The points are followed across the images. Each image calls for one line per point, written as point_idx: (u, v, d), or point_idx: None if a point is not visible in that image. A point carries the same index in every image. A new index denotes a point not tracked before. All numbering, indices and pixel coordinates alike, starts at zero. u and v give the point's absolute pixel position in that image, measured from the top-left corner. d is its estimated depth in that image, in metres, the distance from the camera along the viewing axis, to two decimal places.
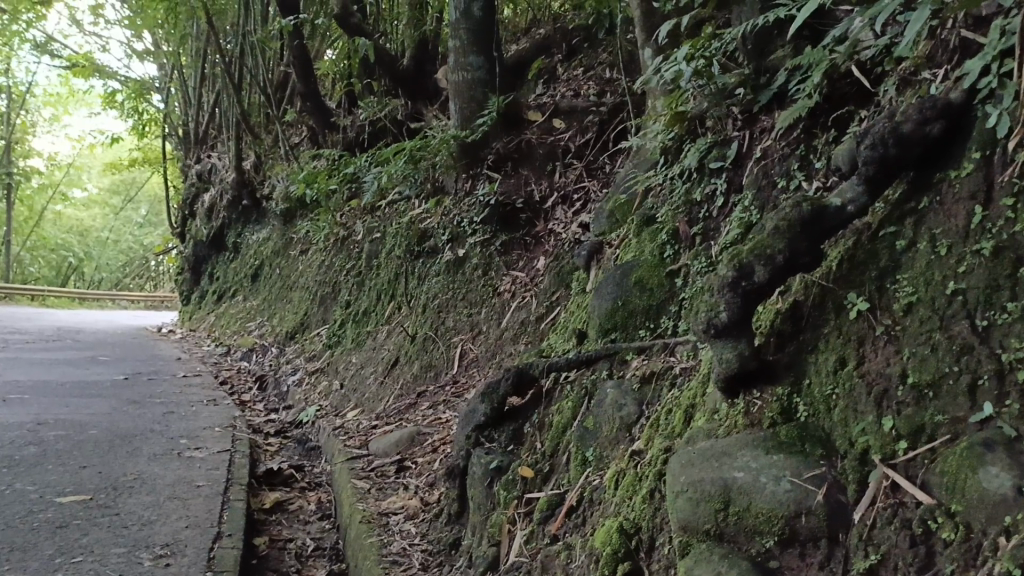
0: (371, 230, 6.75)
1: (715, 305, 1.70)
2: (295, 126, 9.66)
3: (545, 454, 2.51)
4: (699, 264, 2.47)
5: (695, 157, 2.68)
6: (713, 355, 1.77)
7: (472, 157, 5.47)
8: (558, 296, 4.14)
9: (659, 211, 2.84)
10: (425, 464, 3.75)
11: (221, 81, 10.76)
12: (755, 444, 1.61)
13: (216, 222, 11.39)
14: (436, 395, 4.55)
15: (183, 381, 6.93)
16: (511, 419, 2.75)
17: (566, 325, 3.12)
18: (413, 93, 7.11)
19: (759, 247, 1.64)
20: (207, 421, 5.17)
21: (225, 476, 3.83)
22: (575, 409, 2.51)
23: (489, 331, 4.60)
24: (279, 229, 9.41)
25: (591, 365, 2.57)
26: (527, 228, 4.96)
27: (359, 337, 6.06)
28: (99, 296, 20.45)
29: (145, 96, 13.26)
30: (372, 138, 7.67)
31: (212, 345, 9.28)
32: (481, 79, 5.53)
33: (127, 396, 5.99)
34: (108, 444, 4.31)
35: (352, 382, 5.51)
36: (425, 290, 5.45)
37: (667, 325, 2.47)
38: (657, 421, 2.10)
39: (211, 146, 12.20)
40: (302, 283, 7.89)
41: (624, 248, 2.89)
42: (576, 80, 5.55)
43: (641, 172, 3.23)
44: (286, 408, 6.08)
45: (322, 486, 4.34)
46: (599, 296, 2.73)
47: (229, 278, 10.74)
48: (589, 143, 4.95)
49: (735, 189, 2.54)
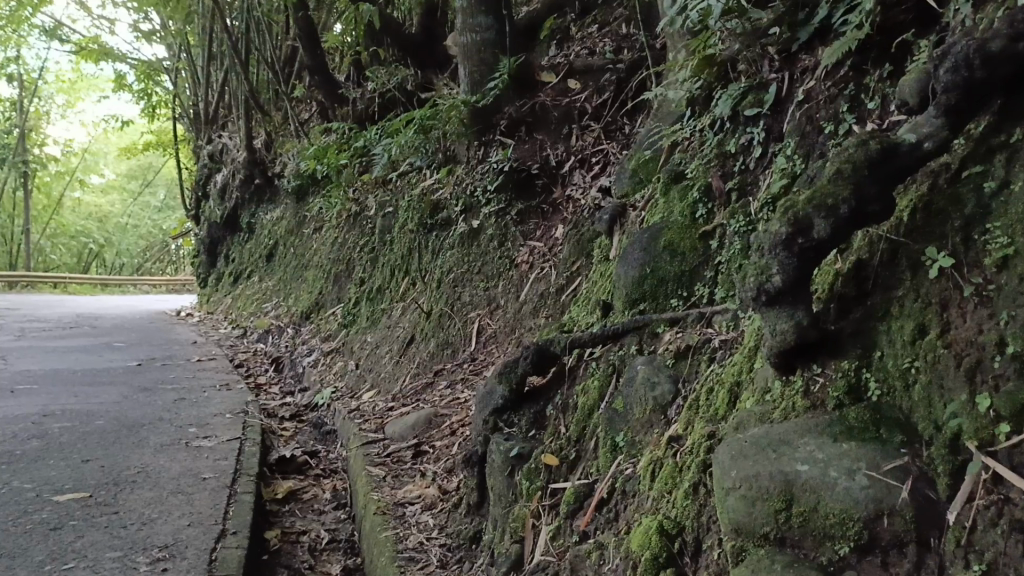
0: (382, 204, 6.51)
1: (766, 268, 1.42)
2: (304, 102, 9.40)
3: (571, 439, 2.27)
4: (738, 223, 2.21)
5: (727, 104, 2.40)
6: (765, 325, 1.50)
7: (484, 124, 5.19)
8: (578, 266, 3.90)
9: (687, 167, 2.58)
10: (444, 448, 3.53)
11: (228, 58, 10.50)
12: (819, 430, 1.35)
13: (229, 203, 11.19)
14: (454, 374, 4.33)
15: (197, 366, 6.76)
16: (532, 400, 2.51)
17: (590, 296, 2.87)
18: (422, 62, 6.88)
19: (816, 197, 1.37)
20: (218, 407, 4.98)
21: (233, 467, 3.63)
22: (602, 389, 2.26)
23: (507, 305, 4.37)
24: (292, 207, 9.19)
25: (618, 340, 2.32)
26: (543, 195, 4.70)
27: (374, 315, 5.85)
28: (121, 281, 20.43)
29: (154, 78, 13.01)
30: (381, 111, 7.40)
31: (229, 328, 9.12)
32: (491, 40, 5.26)
33: (139, 383, 5.81)
34: (114, 436, 4.12)
35: (368, 362, 5.31)
36: (439, 264, 5.21)
37: (702, 293, 2.22)
38: (695, 401, 1.86)
39: (222, 125, 11.97)
40: (316, 262, 7.68)
41: (650, 209, 2.62)
42: (591, 38, 5.24)
43: (666, 126, 2.96)
44: (302, 390, 5.89)
45: (338, 473, 4.15)
46: (624, 263, 2.47)
47: (245, 259, 10.56)
48: (606, 103, 4.66)
49: (774, 138, 2.27)
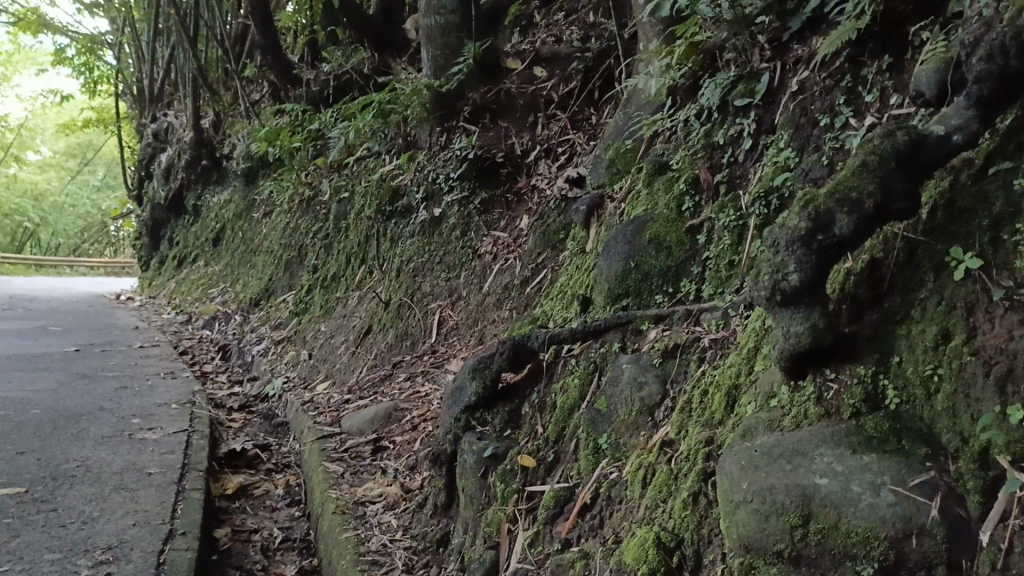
0: (337, 189, 6.31)
1: (782, 266, 1.33)
2: (255, 82, 9.11)
3: (548, 440, 2.17)
4: (727, 218, 2.13)
5: (716, 96, 2.33)
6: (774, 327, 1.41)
7: (448, 109, 5.05)
8: (544, 258, 3.81)
9: (671, 158, 2.48)
10: (405, 444, 3.40)
11: (176, 34, 10.11)
12: (837, 440, 1.26)
13: (174, 184, 10.81)
14: (413, 366, 4.20)
15: (140, 353, 6.48)
16: (506, 398, 2.39)
17: (565, 290, 2.76)
18: (379, 45, 6.66)
19: (839, 190, 1.29)
20: (163, 397, 4.75)
21: (180, 461, 3.44)
22: (583, 388, 2.16)
23: (469, 296, 4.24)
24: (241, 190, 8.90)
25: (599, 337, 2.23)
26: (508, 184, 4.58)
27: (328, 304, 5.66)
28: (57, 262, 19.68)
29: (97, 53, 12.48)
30: (337, 94, 7.18)
31: (172, 313, 8.80)
32: (453, 23, 5.10)
33: (77, 370, 5.53)
34: (51, 426, 3.89)
35: (321, 352, 5.13)
36: (398, 253, 5.06)
37: (689, 290, 2.14)
38: (686, 403, 1.77)
39: (168, 104, 11.55)
40: (266, 247, 7.44)
41: (631, 202, 2.53)
42: (557, 26, 5.12)
43: (646, 116, 2.86)
44: (251, 380, 5.68)
45: (291, 468, 3.98)
46: (606, 257, 2.37)
47: (190, 243, 10.21)
48: (573, 92, 4.55)
49: (765, 130, 2.20)
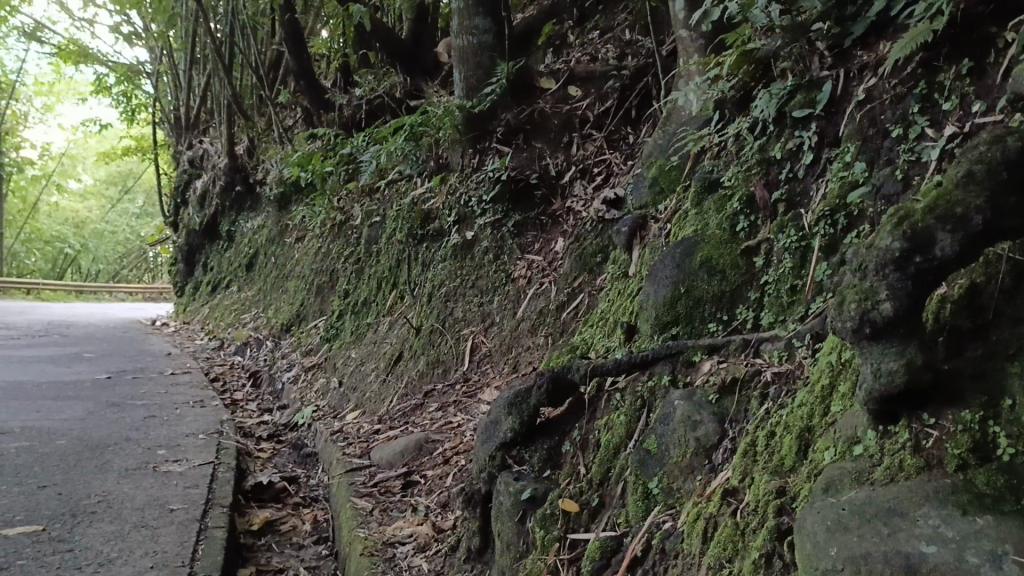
0: (369, 214, 6.21)
1: (872, 293, 1.16)
2: (288, 107, 9.09)
3: (592, 482, 1.98)
4: (788, 238, 1.95)
5: (772, 107, 2.14)
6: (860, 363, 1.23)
7: (480, 131, 4.90)
8: (581, 282, 3.65)
9: (723, 175, 2.31)
10: (437, 479, 3.23)
11: (211, 62, 10.16)
12: (942, 498, 1.07)
13: (209, 210, 10.82)
14: (445, 396, 4.03)
15: (170, 380, 6.39)
16: (546, 434, 2.20)
17: (607, 318, 2.58)
18: (411, 69, 6.57)
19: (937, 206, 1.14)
20: (191, 427, 4.63)
21: (204, 497, 3.30)
22: (630, 426, 1.97)
23: (503, 323, 4.08)
24: (274, 215, 8.85)
25: (647, 368, 2.05)
26: (542, 207, 4.41)
27: (358, 330, 5.54)
28: (96, 288, 19.91)
29: (135, 81, 12.58)
30: (369, 117, 7.10)
31: (205, 339, 8.76)
32: (486, 43, 4.98)
33: (106, 398, 5.44)
34: (75, 458, 3.78)
35: (351, 379, 5.00)
36: (430, 277, 4.91)
37: (746, 318, 1.95)
38: (747, 444, 1.58)
39: (203, 131, 11.59)
40: (297, 272, 7.36)
41: (678, 222, 2.35)
42: (592, 44, 4.96)
43: (691, 132, 2.69)
44: (281, 408, 5.56)
45: (319, 502, 3.82)
46: (653, 282, 2.19)
47: (224, 268, 10.20)
48: (609, 111, 4.39)
49: (827, 143, 2.01)
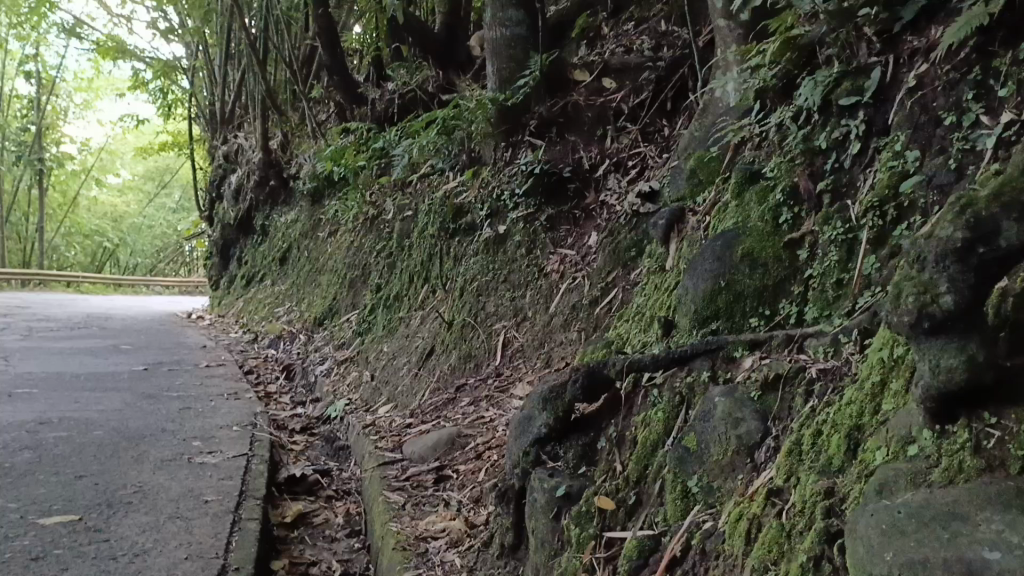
0: (401, 207, 6.20)
1: (932, 284, 1.12)
2: (322, 102, 9.12)
3: (629, 479, 1.93)
4: (834, 231, 1.89)
5: (818, 95, 2.07)
6: (917, 359, 1.17)
7: (513, 123, 4.87)
8: (614, 277, 3.60)
9: (765, 166, 2.25)
10: (469, 473, 3.21)
11: (246, 58, 10.22)
12: (1005, 501, 1.01)
13: (243, 204, 10.91)
14: (477, 390, 4.00)
15: (206, 372, 6.44)
16: (581, 430, 2.16)
17: (642, 312, 2.53)
18: (443, 63, 6.55)
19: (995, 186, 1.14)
20: (225, 419, 4.66)
21: (238, 489, 3.30)
22: (668, 423, 1.93)
23: (535, 317, 4.04)
24: (307, 210, 8.90)
25: (685, 364, 1.99)
26: (575, 200, 4.34)
27: (390, 324, 5.53)
28: (134, 281, 20.21)
29: (171, 77, 12.70)
30: (401, 112, 7.09)
31: (239, 332, 8.83)
32: (520, 36, 4.94)
33: (142, 390, 5.50)
34: (111, 448, 3.81)
35: (383, 373, 5.00)
36: (462, 271, 4.89)
37: (790, 312, 1.90)
38: (792, 443, 1.53)
39: (238, 126, 11.68)
40: (330, 266, 7.39)
41: (718, 215, 2.29)
42: (627, 36, 4.88)
43: (731, 122, 2.63)
44: (313, 401, 5.57)
45: (351, 495, 3.82)
46: (692, 275, 2.14)
47: (257, 262, 10.27)
48: (644, 103, 4.33)
49: (875, 132, 1.95)
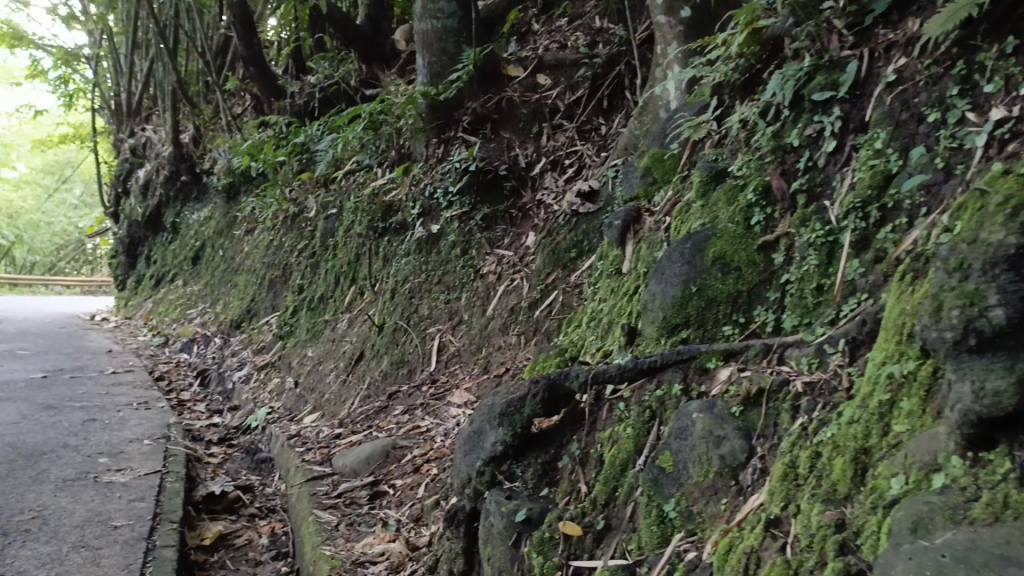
0: (324, 205, 5.93)
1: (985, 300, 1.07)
2: (237, 94, 8.70)
3: (596, 502, 1.78)
4: (812, 233, 1.78)
5: (790, 90, 1.96)
6: (962, 378, 1.10)
7: (446, 119, 4.65)
8: (554, 278, 3.45)
9: (730, 164, 2.13)
10: (406, 489, 3.01)
11: (156, 46, 9.68)
12: None
13: (152, 200, 10.35)
14: (410, 398, 3.80)
15: (112, 379, 6.02)
16: (540, 447, 1.99)
17: (599, 318, 2.38)
18: (367, 56, 6.29)
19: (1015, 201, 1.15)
20: (134, 432, 4.31)
21: (152, 512, 3.01)
22: (639, 440, 1.78)
23: (472, 321, 3.86)
24: (222, 206, 8.48)
25: (655, 375, 1.85)
26: (512, 199, 4.17)
27: (315, 327, 5.27)
28: (32, 281, 19.10)
29: (73, 65, 11.96)
30: (323, 106, 6.80)
31: (148, 335, 8.35)
32: (451, 28, 4.73)
33: (41, 400, 5.07)
34: (6, 468, 3.45)
35: (308, 380, 4.73)
36: (392, 272, 4.67)
37: (765, 320, 1.78)
38: (785, 465, 1.40)
39: (147, 118, 11.07)
40: (247, 266, 7.03)
41: (683, 216, 2.17)
42: (560, 32, 4.74)
43: (688, 118, 2.50)
44: (231, 409, 5.26)
45: (276, 513, 3.56)
46: (658, 279, 2.00)
47: (168, 261, 9.76)
48: (580, 101, 4.21)
49: (852, 128, 1.85)
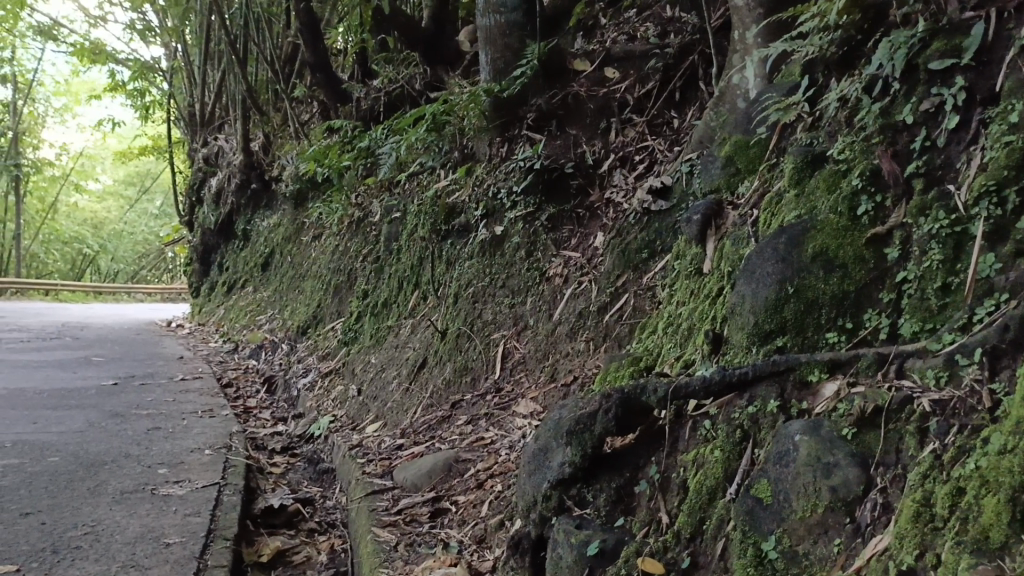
0: (389, 209, 5.80)
1: None
2: (305, 101, 8.68)
3: (679, 535, 1.55)
4: (934, 223, 1.52)
5: (902, 60, 1.70)
6: None
7: (509, 117, 4.48)
8: (624, 281, 3.23)
9: (828, 148, 1.87)
10: (471, 507, 2.82)
11: (227, 56, 9.75)
12: None
13: (225, 208, 10.43)
14: (474, 408, 3.60)
15: (181, 386, 6.02)
16: (613, 470, 1.76)
17: (678, 324, 2.14)
18: (431, 58, 6.14)
19: None
20: (196, 441, 4.23)
21: (206, 528, 2.89)
22: (729, 464, 1.55)
23: (538, 326, 3.65)
24: (290, 213, 8.46)
25: (748, 391, 1.60)
26: (579, 198, 3.95)
27: (378, 333, 5.13)
28: (115, 289, 19.65)
29: (150, 78, 12.18)
30: (388, 110, 6.73)
31: (219, 341, 8.40)
32: (515, 22, 4.51)
33: (109, 407, 5.06)
34: (65, 479, 3.39)
35: (371, 387, 4.59)
36: (455, 276, 4.50)
37: (879, 325, 1.52)
38: (917, 503, 1.16)
39: (218, 127, 11.20)
40: (314, 272, 6.97)
41: (774, 207, 1.93)
42: (629, 21, 4.49)
43: (775, 100, 2.26)
44: (295, 417, 5.16)
45: (336, 529, 3.41)
46: (748, 280, 1.75)
47: (239, 268, 9.83)
48: (651, 94, 3.96)
49: (979, 100, 1.58)
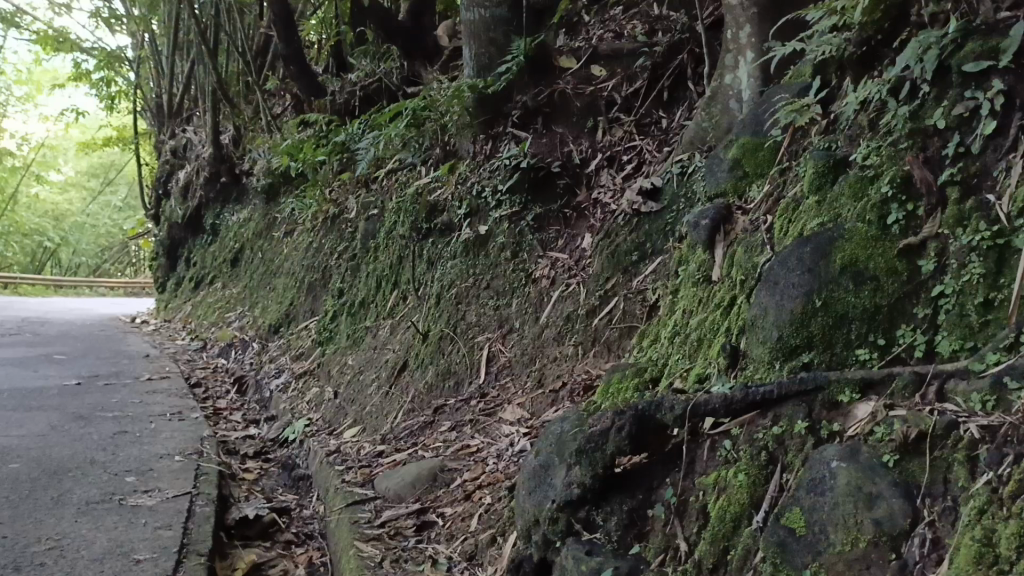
0: (366, 205, 5.65)
1: None
2: (277, 94, 8.47)
3: (702, 566, 1.45)
4: (973, 235, 1.44)
5: (932, 60, 1.60)
6: None
7: (494, 114, 4.36)
8: (615, 284, 3.13)
9: (851, 152, 1.78)
10: (459, 521, 2.70)
11: (197, 47, 9.50)
12: None
13: (193, 202, 10.17)
14: (458, 413, 3.48)
15: (148, 386, 5.81)
16: (626, 492, 1.66)
17: (684, 334, 2.04)
18: (409, 52, 5.98)
19: None
20: (166, 446, 4.06)
21: (178, 542, 2.74)
22: (755, 490, 1.45)
23: (524, 329, 3.54)
24: (261, 208, 8.25)
25: (773, 410, 1.50)
26: (565, 198, 3.83)
27: (355, 334, 4.99)
28: (77, 283, 19.15)
29: (116, 67, 11.86)
30: (364, 104, 6.50)
31: (187, 338, 8.17)
32: (501, 17, 4.39)
33: (73, 409, 4.86)
34: (27, 488, 3.21)
35: (348, 390, 4.45)
36: (437, 276, 4.37)
37: (915, 342, 1.44)
38: (977, 543, 1.09)
39: (187, 119, 10.90)
40: (286, 269, 6.79)
41: (791, 214, 1.84)
42: (614, 19, 4.36)
43: (785, 100, 2.17)
44: (268, 420, 5.00)
45: (315, 540, 3.27)
46: (771, 291, 1.66)
47: (208, 263, 9.58)
48: (639, 92, 3.86)
49: (1017, 105, 1.50)
